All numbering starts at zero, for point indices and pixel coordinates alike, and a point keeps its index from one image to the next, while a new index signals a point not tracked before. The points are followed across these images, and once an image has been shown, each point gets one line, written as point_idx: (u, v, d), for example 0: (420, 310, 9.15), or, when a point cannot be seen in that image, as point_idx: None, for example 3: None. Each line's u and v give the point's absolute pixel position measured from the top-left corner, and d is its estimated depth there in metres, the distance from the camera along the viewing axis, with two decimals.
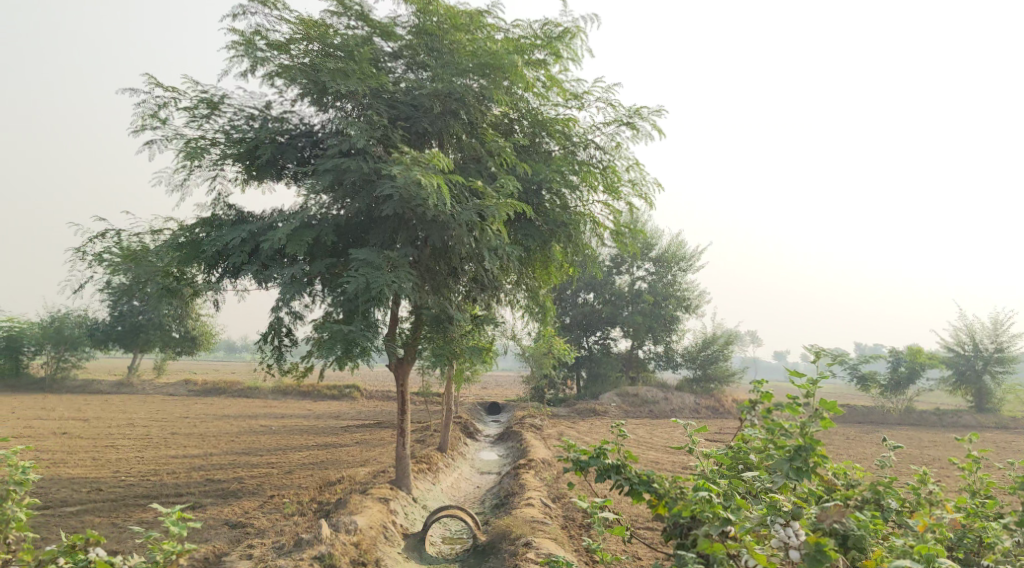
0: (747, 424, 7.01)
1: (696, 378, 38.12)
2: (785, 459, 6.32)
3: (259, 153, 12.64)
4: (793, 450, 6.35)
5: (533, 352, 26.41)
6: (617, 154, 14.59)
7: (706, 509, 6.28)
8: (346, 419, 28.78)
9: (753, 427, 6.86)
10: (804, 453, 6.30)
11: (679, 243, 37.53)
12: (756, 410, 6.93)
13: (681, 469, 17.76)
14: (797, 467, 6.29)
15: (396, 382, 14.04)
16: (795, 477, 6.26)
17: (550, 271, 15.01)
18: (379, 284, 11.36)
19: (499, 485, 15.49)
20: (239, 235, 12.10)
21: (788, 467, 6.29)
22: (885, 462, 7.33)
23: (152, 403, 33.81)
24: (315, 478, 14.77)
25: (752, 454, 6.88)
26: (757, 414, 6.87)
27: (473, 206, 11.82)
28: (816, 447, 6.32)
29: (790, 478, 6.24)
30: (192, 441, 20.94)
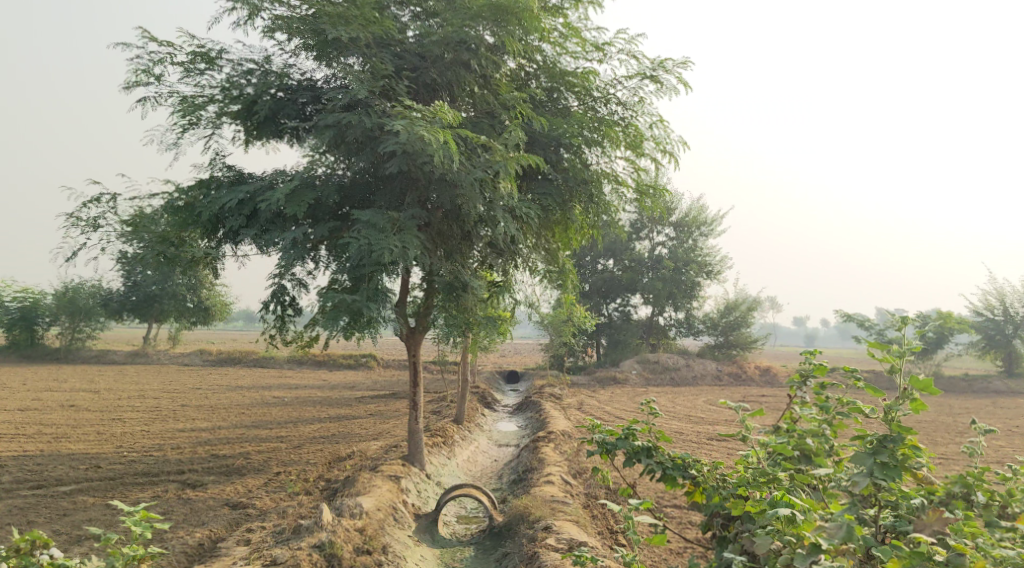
0: (796, 402, 6.16)
1: (718, 345, 37.27)
2: (869, 453, 5.50)
3: (257, 109, 11.81)
4: (878, 442, 5.53)
5: (551, 319, 25.67)
6: (640, 109, 13.64)
7: (788, 532, 5.39)
8: (361, 389, 28.27)
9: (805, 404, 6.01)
10: (892, 445, 5.47)
11: (700, 206, 36.48)
12: (807, 385, 6.06)
13: (707, 440, 16.99)
14: (883, 463, 5.46)
15: (408, 353, 13.29)
16: (880, 474, 5.42)
17: (569, 234, 14.15)
18: (382, 249, 10.54)
19: (517, 459, 14.79)
20: (236, 197, 11.36)
21: (872, 463, 5.46)
22: (977, 451, 6.36)
23: (167, 374, 33.46)
24: (325, 453, 14.15)
25: (809, 438, 5.89)
26: (808, 390, 6.01)
27: (483, 164, 10.94)
28: (906, 437, 5.48)
29: (875, 475, 5.41)
30: (202, 413, 20.43)
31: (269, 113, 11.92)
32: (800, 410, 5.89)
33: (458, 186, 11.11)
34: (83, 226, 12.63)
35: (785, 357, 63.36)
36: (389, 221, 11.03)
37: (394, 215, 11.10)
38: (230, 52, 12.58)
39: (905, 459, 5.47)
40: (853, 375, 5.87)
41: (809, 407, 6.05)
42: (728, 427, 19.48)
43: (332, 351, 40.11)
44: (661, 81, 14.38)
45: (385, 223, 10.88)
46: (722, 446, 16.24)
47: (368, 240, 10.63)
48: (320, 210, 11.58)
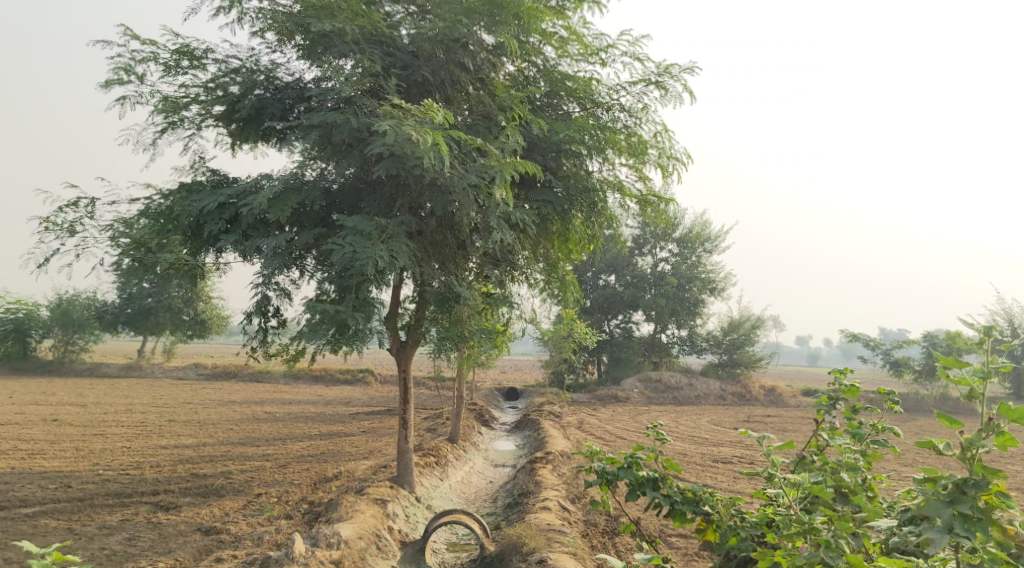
0: (824, 429, 5.51)
1: (722, 363, 36.49)
2: (946, 503, 4.83)
3: (241, 109, 11.23)
4: (957, 489, 4.85)
5: (551, 335, 25.02)
6: (644, 117, 13.03)
7: None
8: (355, 405, 27.53)
9: (836, 430, 5.37)
10: (976, 491, 4.80)
11: (704, 222, 35.89)
12: (836, 409, 5.46)
13: (713, 463, 16.22)
14: (964, 514, 4.80)
15: (398, 368, 12.63)
16: (960, 528, 4.76)
17: (570, 245, 13.50)
18: (367, 257, 9.86)
19: (514, 481, 14.08)
20: (217, 200, 10.78)
21: (949, 515, 4.80)
22: None
23: (159, 388, 32.72)
24: (311, 473, 13.47)
25: (845, 472, 5.18)
26: (839, 415, 5.41)
27: (477, 168, 10.31)
28: (991, 482, 4.81)
29: (956, 530, 4.75)
30: (188, 429, 19.72)
31: (256, 115, 11.37)
32: (835, 440, 5.26)
33: (452, 191, 10.44)
34: (60, 232, 12.02)
35: (791, 377, 62.49)
36: (377, 228, 10.38)
37: (383, 222, 10.45)
38: (216, 50, 12.07)
39: (990, 509, 4.80)
40: (890, 398, 5.27)
41: (841, 435, 5.42)
42: (733, 449, 18.74)
43: (328, 366, 39.41)
44: (666, 87, 13.80)
45: (372, 230, 10.23)
46: (727, 470, 15.53)
47: (354, 247, 9.98)
48: (305, 216, 10.96)
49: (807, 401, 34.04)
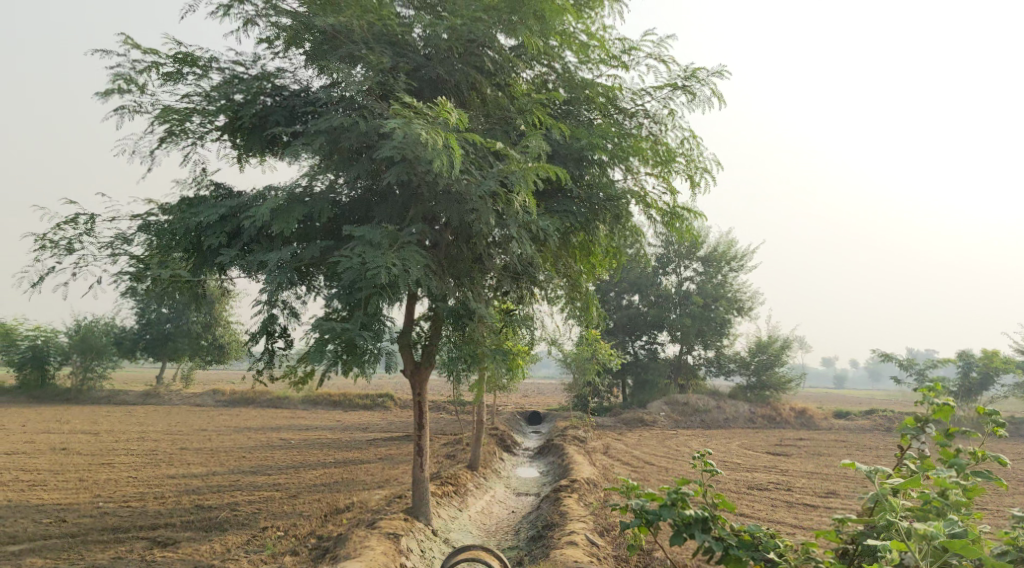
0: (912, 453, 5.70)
1: (751, 385, 35.31)
2: None
3: (243, 115, 10.64)
4: None
5: (574, 357, 24.13)
6: (670, 123, 12.27)
7: None
8: (374, 431, 26.74)
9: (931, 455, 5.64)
10: None
11: (730, 240, 34.95)
12: (924, 438, 5.69)
13: (749, 490, 15.26)
14: None
15: (412, 390, 11.86)
16: None
17: (593, 260, 12.67)
18: (378, 267, 9.14)
19: (536, 511, 13.21)
20: (216, 212, 10.19)
21: None
22: None
23: (176, 415, 32.13)
24: (321, 504, 12.70)
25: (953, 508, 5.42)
26: (929, 444, 5.68)
27: (494, 173, 9.62)
28: None
29: None
30: (200, 457, 19.03)
31: (259, 124, 10.79)
32: (938, 471, 5.42)
33: (468, 199, 9.73)
34: (57, 251, 11.56)
35: (819, 397, 60.78)
36: (389, 237, 9.66)
37: (394, 231, 9.73)
38: (220, 59, 11.55)
39: None
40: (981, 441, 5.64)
41: (933, 463, 5.61)
42: (768, 475, 17.73)
43: (347, 391, 38.67)
44: (694, 92, 13.04)
45: (383, 240, 9.52)
46: (764, 499, 14.54)
47: (363, 257, 9.27)
48: (310, 228, 10.28)
49: (840, 424, 32.77)
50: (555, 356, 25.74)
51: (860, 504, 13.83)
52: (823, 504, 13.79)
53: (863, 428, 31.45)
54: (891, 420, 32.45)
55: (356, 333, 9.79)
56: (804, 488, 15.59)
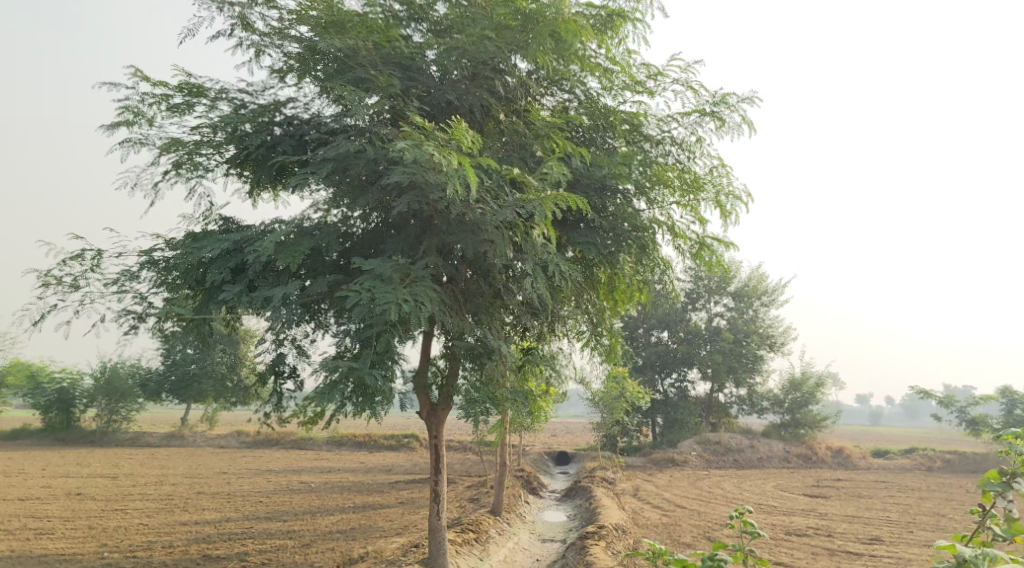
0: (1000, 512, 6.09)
1: (785, 424, 34.16)
2: None
3: (249, 145, 10.36)
4: None
5: (602, 396, 23.37)
6: (697, 150, 11.66)
7: None
8: (397, 473, 26.07)
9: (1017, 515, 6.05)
10: None
11: (760, 275, 34.12)
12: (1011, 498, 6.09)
13: (787, 535, 14.39)
14: None
15: (429, 433, 11.26)
16: None
17: (618, 294, 11.99)
18: (387, 303, 8.64)
19: (562, 560, 12.44)
20: (221, 247, 9.83)
21: None
22: None
23: (198, 457, 31.71)
24: (334, 553, 12.09)
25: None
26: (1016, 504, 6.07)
27: (511, 202, 9.11)
28: None
29: None
30: (216, 503, 18.51)
31: (267, 153, 10.46)
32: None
33: (482, 228, 9.22)
34: (62, 287, 11.37)
35: (859, 436, 58.76)
36: (400, 271, 9.14)
37: (405, 264, 9.21)
38: (231, 90, 11.34)
39: None
40: None
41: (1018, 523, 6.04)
42: (807, 519, 16.74)
43: (371, 432, 38.08)
44: (723, 119, 12.50)
45: (393, 274, 9.00)
46: (803, 546, 13.60)
47: (372, 294, 8.76)
48: (318, 261, 9.83)
49: (879, 463, 31.44)
50: (582, 395, 24.99)
51: (907, 552, 12.84)
52: (868, 551, 12.83)
53: (904, 468, 30.16)
54: (933, 459, 31.08)
55: (365, 373, 9.26)
56: (847, 534, 14.60)
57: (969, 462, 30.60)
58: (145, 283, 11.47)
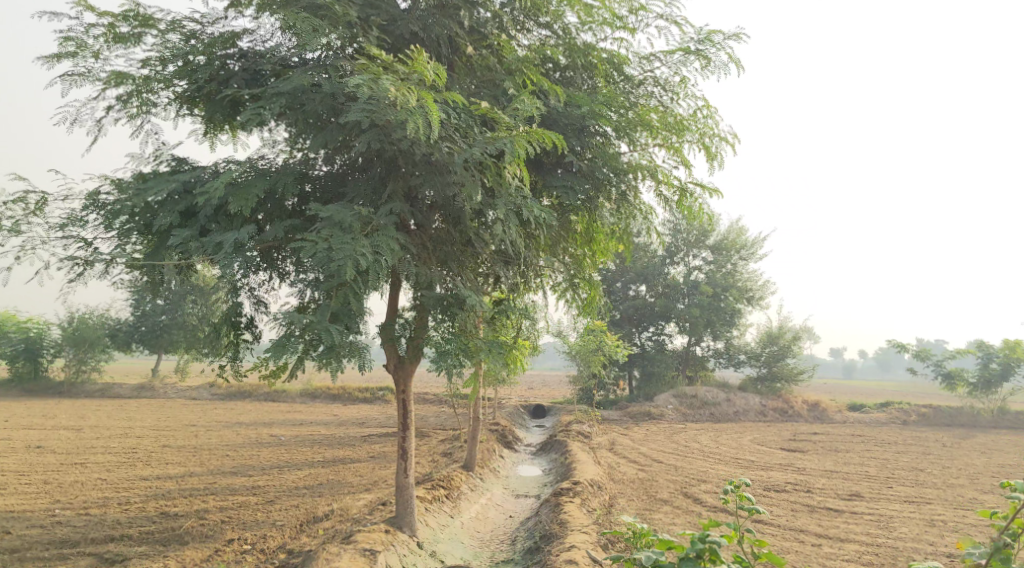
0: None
1: (761, 377, 34.11)
2: None
3: (198, 78, 9.57)
4: None
5: (579, 349, 22.93)
6: (682, 91, 10.94)
7: None
8: (369, 426, 25.60)
9: None
10: None
11: (740, 228, 33.63)
12: None
13: (763, 490, 14.08)
14: None
15: (396, 387, 10.67)
16: None
17: (596, 244, 11.40)
18: (345, 255, 7.96)
19: (535, 517, 12.03)
20: (169, 188, 9.10)
21: None
22: None
23: (168, 409, 31.05)
24: (298, 512, 11.58)
25: None
26: None
27: (481, 143, 8.41)
28: None
29: None
30: (181, 456, 17.94)
31: (219, 89, 9.66)
32: None
33: (450, 171, 8.51)
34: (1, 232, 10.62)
35: (835, 389, 59.27)
36: (361, 220, 8.43)
37: (367, 212, 8.51)
38: (182, 21, 10.46)
39: None
40: None
41: None
42: (785, 474, 16.47)
43: (345, 385, 37.60)
44: (708, 57, 11.80)
45: (353, 223, 8.29)
46: (782, 503, 13.24)
47: (329, 244, 8.07)
48: (274, 206, 9.10)
49: (855, 417, 31.44)
50: (559, 349, 24.56)
51: (889, 509, 12.48)
52: (849, 508, 12.46)
53: (878, 422, 30.20)
54: (908, 413, 31.13)
55: (322, 330, 8.63)
56: (826, 490, 14.26)
57: (943, 416, 30.65)
58: (92, 229, 10.74)
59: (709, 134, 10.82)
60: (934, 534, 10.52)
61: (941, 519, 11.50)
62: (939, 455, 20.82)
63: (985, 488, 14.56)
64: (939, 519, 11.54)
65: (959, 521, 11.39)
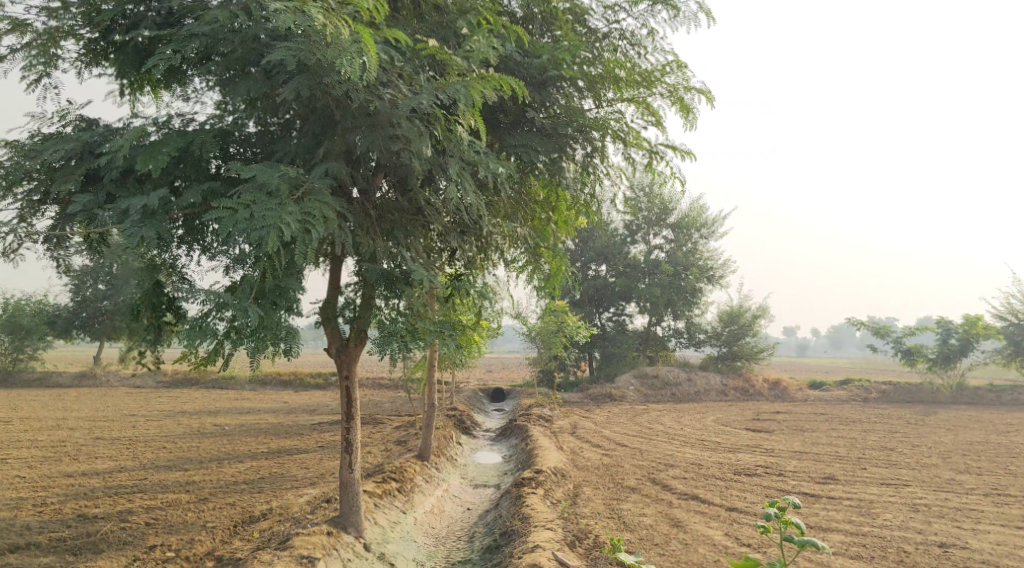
0: None
1: (722, 356, 33.67)
2: None
3: (103, 23, 8.34)
4: None
5: (539, 330, 22.07)
6: (648, 43, 10.01)
7: None
8: (321, 413, 24.44)
9: None
10: None
11: (701, 205, 32.97)
12: None
13: (735, 474, 13.34)
14: None
15: (339, 371, 9.59)
16: None
17: (559, 212, 10.50)
18: (267, 222, 6.89)
19: (495, 511, 11.10)
20: (67, 147, 7.95)
21: None
22: None
23: (109, 398, 29.47)
24: (232, 511, 10.51)
25: None
26: None
27: (428, 91, 7.38)
28: None
29: None
30: (114, 450, 16.63)
31: (128, 33, 8.42)
32: None
33: (393, 124, 7.49)
34: None
35: (796, 368, 59.43)
36: (290, 181, 7.34)
37: (296, 174, 7.42)
38: None
39: None
40: None
41: None
42: (754, 456, 15.80)
43: (297, 370, 36.30)
44: (677, 7, 10.88)
45: (280, 185, 7.19)
46: (755, 489, 12.51)
47: (251, 211, 6.97)
48: (191, 167, 7.91)
49: (815, 395, 31.15)
50: (519, 331, 23.65)
51: (866, 493, 11.80)
52: (825, 493, 11.74)
53: (838, 400, 29.96)
54: (868, 390, 30.91)
55: (243, 310, 7.54)
56: (799, 473, 13.57)
57: (903, 392, 30.47)
58: None
59: (679, 87, 9.94)
60: (919, 521, 9.83)
61: (924, 503, 10.84)
62: (905, 433, 20.40)
63: (960, 468, 14.01)
64: (922, 504, 10.87)
65: (942, 505, 10.74)
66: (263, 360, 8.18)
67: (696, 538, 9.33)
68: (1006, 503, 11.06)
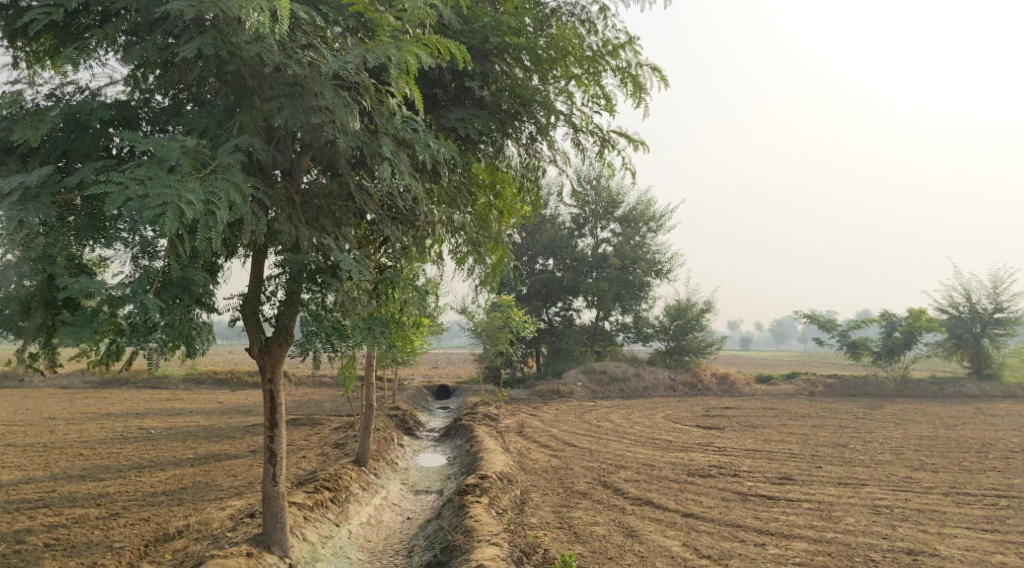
0: None
1: (670, 351, 33.36)
2: None
3: None
4: None
5: (484, 326, 21.26)
6: (600, 17, 9.30)
7: None
8: (257, 414, 23.24)
9: None
10: None
11: (649, 199, 32.58)
12: None
13: (687, 476, 12.78)
14: None
15: (262, 375, 8.65)
16: None
17: (503, 200, 9.70)
18: (160, 198, 5.98)
19: (436, 522, 10.30)
20: None
21: None
22: None
23: (29, 400, 27.73)
24: (145, 528, 9.51)
25: None
26: None
27: (354, 54, 6.56)
28: None
29: None
30: (24, 458, 15.31)
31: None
32: None
33: (315, 93, 6.67)
34: None
35: (739, 362, 59.75)
36: (193, 156, 6.42)
37: (201, 149, 6.49)
38: None
39: None
40: None
41: None
42: (707, 455, 15.30)
43: (234, 369, 34.91)
44: None
45: (180, 160, 6.29)
46: (710, 490, 11.96)
47: (144, 187, 6.07)
48: (81, 142, 6.97)
49: (763, 389, 31.05)
50: (464, 326, 22.81)
51: (824, 493, 11.33)
52: (784, 494, 11.21)
53: (786, 394, 29.88)
54: (815, 384, 30.91)
55: (140, 302, 6.57)
56: (754, 473, 13.07)
57: (848, 386, 30.55)
58: None
59: (632, 64, 9.26)
60: (884, 525, 9.36)
61: (885, 505, 10.40)
62: (854, 427, 20.18)
63: (914, 465, 13.65)
64: (884, 505, 10.43)
65: (904, 507, 10.30)
66: (165, 362, 7.23)
67: (652, 549, 8.69)
68: (968, 503, 10.69)
